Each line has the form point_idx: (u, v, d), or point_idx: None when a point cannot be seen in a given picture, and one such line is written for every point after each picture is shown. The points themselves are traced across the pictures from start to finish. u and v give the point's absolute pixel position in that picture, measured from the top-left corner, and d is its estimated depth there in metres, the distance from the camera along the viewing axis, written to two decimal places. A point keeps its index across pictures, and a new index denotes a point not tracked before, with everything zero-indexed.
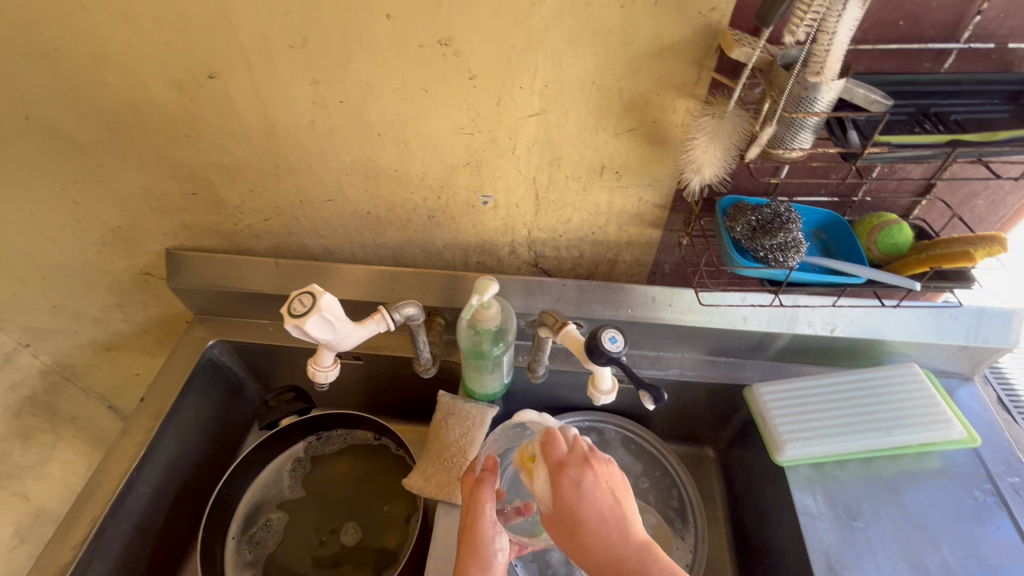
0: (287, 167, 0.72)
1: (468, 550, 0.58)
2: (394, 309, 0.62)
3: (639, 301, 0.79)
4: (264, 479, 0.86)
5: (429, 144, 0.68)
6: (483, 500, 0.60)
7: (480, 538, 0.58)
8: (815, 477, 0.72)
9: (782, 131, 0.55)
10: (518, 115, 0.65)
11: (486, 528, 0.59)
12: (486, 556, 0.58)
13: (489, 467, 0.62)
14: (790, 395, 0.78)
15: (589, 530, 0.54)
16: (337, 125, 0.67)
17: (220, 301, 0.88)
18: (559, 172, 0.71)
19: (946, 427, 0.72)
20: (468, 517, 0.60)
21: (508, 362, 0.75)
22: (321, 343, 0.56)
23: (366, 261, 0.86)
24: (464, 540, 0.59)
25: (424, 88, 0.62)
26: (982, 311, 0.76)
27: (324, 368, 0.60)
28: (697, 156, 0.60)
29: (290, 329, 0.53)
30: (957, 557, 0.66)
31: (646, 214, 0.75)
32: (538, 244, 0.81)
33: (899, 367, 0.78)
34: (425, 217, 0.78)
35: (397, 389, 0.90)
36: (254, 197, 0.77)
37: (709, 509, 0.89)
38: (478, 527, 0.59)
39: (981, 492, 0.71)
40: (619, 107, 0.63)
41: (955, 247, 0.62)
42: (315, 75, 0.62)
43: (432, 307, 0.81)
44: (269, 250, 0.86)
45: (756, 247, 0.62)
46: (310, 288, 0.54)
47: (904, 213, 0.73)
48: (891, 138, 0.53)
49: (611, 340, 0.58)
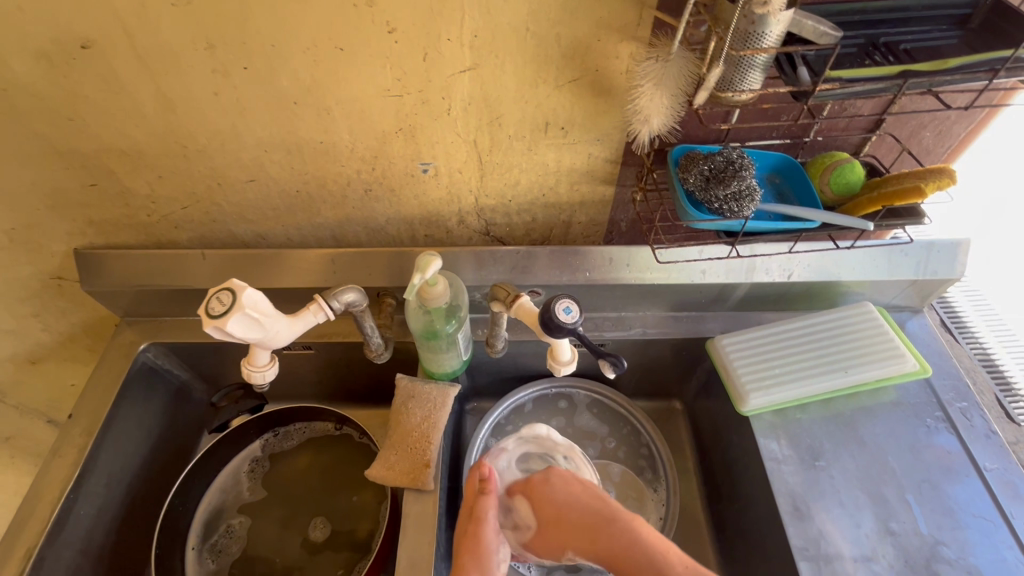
0: (197, 148, 0.64)
1: (469, 555, 0.58)
2: (332, 297, 0.57)
3: (597, 263, 0.77)
4: (221, 484, 0.81)
5: (353, 109, 0.61)
6: (484, 509, 0.61)
7: (483, 544, 0.58)
8: (778, 422, 0.73)
9: (730, 71, 0.51)
10: (448, 71, 0.58)
11: (489, 536, 0.60)
12: (487, 561, 0.58)
13: (488, 479, 0.62)
14: (751, 345, 0.78)
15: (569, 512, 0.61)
16: (246, 95, 0.59)
17: (147, 301, 0.80)
18: (501, 132, 0.65)
19: (900, 360, 0.74)
20: (472, 524, 0.60)
21: (463, 339, 0.72)
22: (252, 342, 0.51)
23: (304, 244, 0.79)
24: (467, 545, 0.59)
25: (339, 45, 0.55)
26: (932, 245, 0.76)
27: (261, 368, 0.55)
28: (642, 105, 0.56)
29: (210, 332, 0.48)
30: (913, 484, 0.68)
31: (598, 170, 0.71)
32: (487, 211, 0.76)
33: (853, 307, 0.79)
34: (362, 191, 0.72)
35: (353, 376, 0.86)
36: (166, 183, 0.69)
37: (679, 460, 0.90)
38: (480, 533, 0.59)
39: (932, 419, 0.73)
40: (558, 56, 0.58)
41: (906, 183, 0.61)
42: (210, 38, 0.54)
43: (381, 289, 0.77)
44: (194, 240, 0.78)
45: (710, 199, 0.60)
46: (230, 283, 0.48)
47: (855, 150, 0.71)
48: (842, 72, 0.50)
49: (565, 311, 0.55)
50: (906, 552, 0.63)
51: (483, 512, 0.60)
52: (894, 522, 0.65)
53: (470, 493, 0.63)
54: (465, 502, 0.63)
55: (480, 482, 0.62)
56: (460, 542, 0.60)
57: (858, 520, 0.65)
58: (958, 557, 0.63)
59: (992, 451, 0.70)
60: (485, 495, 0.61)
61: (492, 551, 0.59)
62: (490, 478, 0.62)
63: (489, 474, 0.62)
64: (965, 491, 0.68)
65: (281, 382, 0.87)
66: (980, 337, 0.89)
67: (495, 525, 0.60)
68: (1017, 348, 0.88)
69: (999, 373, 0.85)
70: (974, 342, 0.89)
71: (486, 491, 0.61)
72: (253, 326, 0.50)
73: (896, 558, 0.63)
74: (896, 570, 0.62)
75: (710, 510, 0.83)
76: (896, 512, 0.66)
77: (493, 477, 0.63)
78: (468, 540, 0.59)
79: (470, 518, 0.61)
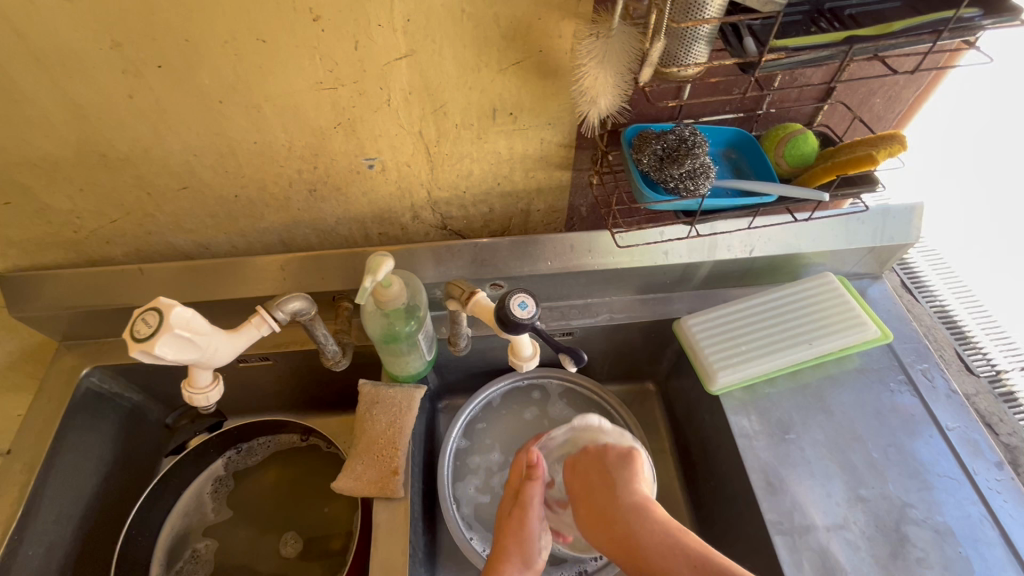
0: (118, 156, 0.60)
1: (511, 538, 0.59)
2: (276, 308, 0.55)
3: (558, 251, 0.75)
4: (183, 507, 0.78)
5: (285, 105, 0.58)
6: (529, 495, 0.61)
7: (527, 528, 0.59)
8: (748, 399, 0.73)
9: (674, 45, 0.50)
10: (383, 60, 0.55)
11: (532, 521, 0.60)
12: (528, 548, 0.59)
13: (534, 466, 0.62)
14: (717, 323, 0.78)
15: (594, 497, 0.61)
16: (165, 96, 0.55)
17: (85, 323, 0.75)
18: (447, 121, 0.62)
19: (862, 328, 0.74)
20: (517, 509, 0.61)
21: (424, 340, 0.69)
22: (188, 363, 0.50)
23: (251, 250, 0.75)
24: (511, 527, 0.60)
25: (261, 37, 0.52)
26: (887, 211, 0.77)
27: (203, 390, 0.54)
28: (588, 84, 0.53)
29: (137, 357, 0.46)
30: (879, 450, 0.69)
31: (552, 155, 0.69)
32: (441, 204, 0.73)
33: (815, 279, 0.79)
34: (306, 191, 0.68)
35: (316, 384, 0.83)
36: (89, 195, 0.64)
37: (655, 441, 0.90)
38: (525, 519, 0.60)
39: (895, 383, 0.74)
40: (499, 37, 0.55)
41: (857, 151, 0.60)
42: (115, 35, 0.50)
43: (337, 292, 0.74)
44: (130, 255, 0.73)
45: (665, 179, 0.58)
46: (156, 303, 0.46)
47: (808, 121, 0.71)
48: (787, 41, 0.49)
49: (521, 306, 0.54)
50: (877, 516, 0.64)
51: (528, 499, 0.60)
52: (863, 489, 0.66)
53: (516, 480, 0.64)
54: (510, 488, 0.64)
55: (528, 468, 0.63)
56: (502, 525, 0.61)
57: (829, 490, 0.66)
58: (926, 517, 0.64)
59: (952, 410, 0.72)
60: (531, 482, 0.61)
61: (533, 538, 0.59)
62: (538, 465, 0.62)
63: (535, 460, 0.62)
64: (929, 451, 0.69)
65: (240, 396, 0.83)
66: (938, 295, 0.91)
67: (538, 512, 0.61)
68: (973, 302, 0.90)
69: (957, 329, 0.87)
70: (933, 301, 0.90)
71: (532, 478, 0.61)
72: (186, 346, 0.48)
73: (867, 523, 0.63)
74: (868, 536, 0.63)
75: (687, 489, 0.83)
76: (865, 478, 0.67)
77: (540, 464, 0.63)
78: (511, 523, 0.60)
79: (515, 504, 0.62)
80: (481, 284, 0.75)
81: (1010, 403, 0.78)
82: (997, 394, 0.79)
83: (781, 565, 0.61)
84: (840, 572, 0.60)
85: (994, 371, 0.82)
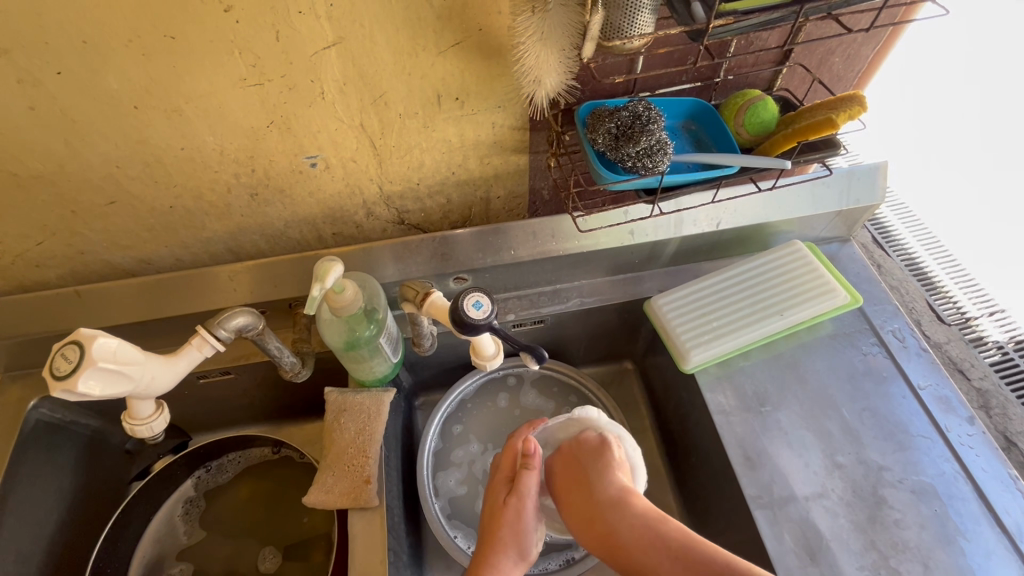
0: (31, 174, 0.55)
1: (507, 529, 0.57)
2: (218, 326, 0.57)
3: (521, 239, 0.72)
4: (154, 533, 0.75)
5: (209, 106, 0.53)
6: (526, 484, 0.58)
7: (524, 521, 0.57)
8: (723, 374, 0.72)
9: (616, 17, 0.49)
10: (309, 50, 0.51)
11: (529, 513, 0.58)
12: (523, 541, 0.57)
13: (531, 455, 0.60)
14: (687, 300, 0.77)
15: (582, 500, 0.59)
16: (71, 104, 0.50)
17: (28, 350, 0.70)
18: (389, 111, 0.58)
19: (832, 295, 0.74)
20: (514, 498, 0.58)
21: (387, 343, 0.67)
22: (120, 396, 0.51)
23: (198, 262, 0.71)
24: (503, 517, 0.57)
25: (167, 32, 0.47)
26: (851, 172, 0.75)
27: (144, 421, 0.56)
28: (530, 64, 0.51)
29: (61, 396, 0.47)
30: (855, 415, 0.69)
31: (505, 139, 0.65)
32: (395, 198, 0.69)
33: (785, 248, 0.78)
34: (247, 196, 0.63)
35: (282, 394, 0.79)
36: (7, 218, 0.59)
37: (636, 421, 0.89)
38: (524, 511, 0.57)
39: (867, 345, 0.74)
40: (434, 17, 0.51)
41: (819, 115, 0.58)
42: (1, 41, 0.45)
43: (292, 299, 0.70)
44: (66, 277, 0.69)
45: (622, 158, 0.56)
46: (77, 336, 0.47)
47: (768, 86, 0.69)
48: (735, 5, 0.46)
49: (476, 306, 0.58)
50: (854, 482, 0.64)
51: (525, 489, 0.58)
52: (840, 455, 0.66)
53: (510, 465, 0.62)
54: (501, 474, 0.61)
55: (525, 458, 0.60)
56: (494, 512, 0.58)
57: (807, 459, 0.66)
58: (902, 478, 0.64)
59: (923, 368, 0.72)
60: (527, 471, 0.59)
61: (528, 531, 0.57)
62: (535, 455, 0.60)
63: (533, 451, 0.60)
64: (903, 411, 0.69)
65: (205, 412, 0.80)
66: (908, 247, 0.91)
67: (535, 502, 0.59)
68: (942, 252, 0.90)
69: (926, 277, 0.88)
70: (902, 253, 0.90)
71: (529, 467, 0.59)
72: (111, 378, 0.49)
73: (845, 490, 0.64)
74: (846, 501, 0.63)
75: (670, 467, 0.83)
76: (841, 445, 0.67)
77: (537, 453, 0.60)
78: (507, 514, 0.57)
79: (510, 492, 0.59)
80: (445, 279, 0.72)
81: (977, 345, 0.80)
82: (967, 339, 0.81)
83: (762, 540, 0.61)
84: (822, 541, 0.61)
85: (963, 317, 0.83)
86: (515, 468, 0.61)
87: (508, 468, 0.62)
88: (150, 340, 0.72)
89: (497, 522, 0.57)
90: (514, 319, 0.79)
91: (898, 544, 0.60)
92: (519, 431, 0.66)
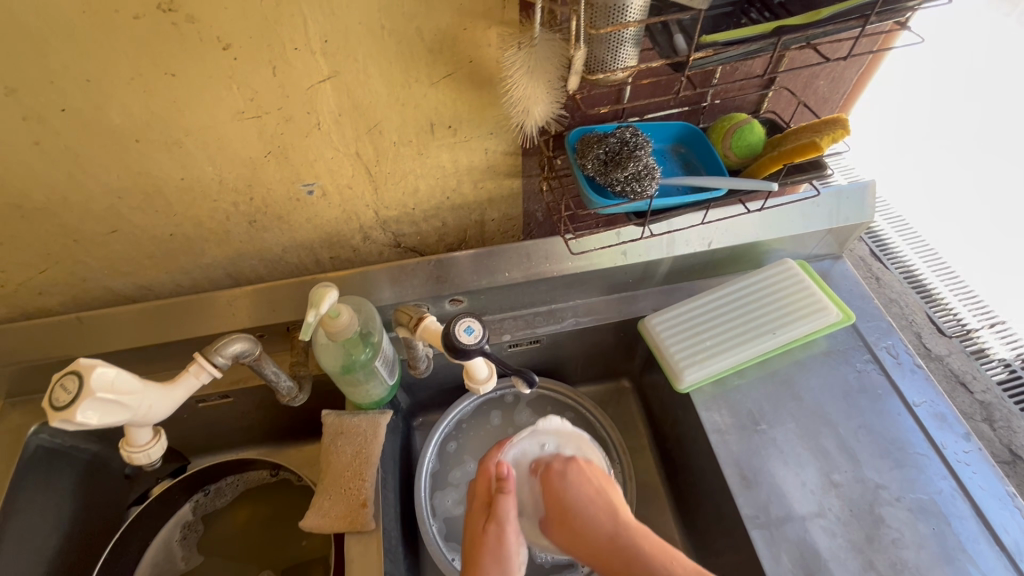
0: (36, 206, 0.57)
1: (489, 556, 0.56)
2: (215, 353, 0.58)
3: (515, 261, 0.73)
4: (152, 558, 0.74)
5: (208, 139, 0.55)
6: (503, 509, 0.57)
7: (505, 545, 0.56)
8: (717, 393, 0.73)
9: (600, 51, 0.50)
10: (305, 83, 0.52)
11: (509, 536, 0.57)
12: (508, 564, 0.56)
13: (505, 479, 0.58)
14: (680, 320, 0.77)
15: (579, 516, 0.58)
16: (76, 139, 0.52)
17: (30, 376, 0.71)
18: (384, 140, 0.60)
19: (824, 312, 0.74)
20: (493, 526, 0.57)
21: (383, 366, 0.68)
22: (117, 425, 0.51)
23: (198, 287, 0.72)
24: (483, 542, 0.56)
25: (168, 70, 0.49)
26: (840, 192, 0.77)
27: (142, 448, 0.57)
28: (519, 95, 0.53)
29: (60, 425, 0.48)
30: (851, 433, 0.69)
31: (499, 164, 0.67)
32: (391, 223, 0.71)
33: (776, 266, 0.79)
34: (245, 223, 0.65)
35: (281, 417, 0.80)
36: (11, 247, 0.60)
37: (634, 440, 0.89)
38: (504, 536, 0.56)
39: (862, 362, 0.74)
40: (426, 52, 0.53)
41: (804, 138, 0.59)
42: (9, 82, 0.47)
43: (289, 323, 0.71)
44: (68, 303, 0.70)
45: (612, 183, 0.57)
46: (76, 366, 0.48)
47: (755, 108, 0.70)
48: (715, 37, 0.48)
49: (468, 331, 0.58)
50: (851, 500, 0.64)
51: (502, 513, 0.57)
52: (836, 474, 0.66)
53: (485, 490, 0.61)
54: (478, 499, 0.60)
55: (498, 481, 0.59)
56: (475, 541, 0.57)
57: (803, 477, 0.66)
58: (899, 496, 0.64)
59: (918, 384, 0.72)
60: (502, 495, 0.58)
61: (511, 553, 0.56)
62: (509, 478, 0.59)
63: (507, 473, 0.58)
64: (900, 427, 0.69)
65: (204, 435, 0.80)
66: (907, 260, 0.92)
67: (515, 524, 0.58)
68: (941, 266, 0.91)
69: (925, 289, 0.88)
70: (902, 266, 0.91)
71: (503, 491, 0.58)
72: (110, 408, 0.50)
73: (842, 509, 0.63)
74: (844, 520, 0.63)
75: (669, 486, 0.82)
76: (838, 463, 0.67)
77: (511, 476, 0.59)
78: (487, 541, 0.56)
79: (489, 518, 0.58)
80: (440, 301, 0.73)
81: (981, 358, 0.81)
82: (969, 352, 0.81)
83: (760, 561, 0.61)
84: (819, 561, 0.60)
85: (964, 329, 0.83)
86: (491, 491, 0.60)
87: (484, 492, 0.61)
88: (150, 364, 0.73)
89: (478, 550, 0.56)
90: (510, 340, 0.79)
91: (897, 563, 0.60)
92: (489, 454, 0.65)
